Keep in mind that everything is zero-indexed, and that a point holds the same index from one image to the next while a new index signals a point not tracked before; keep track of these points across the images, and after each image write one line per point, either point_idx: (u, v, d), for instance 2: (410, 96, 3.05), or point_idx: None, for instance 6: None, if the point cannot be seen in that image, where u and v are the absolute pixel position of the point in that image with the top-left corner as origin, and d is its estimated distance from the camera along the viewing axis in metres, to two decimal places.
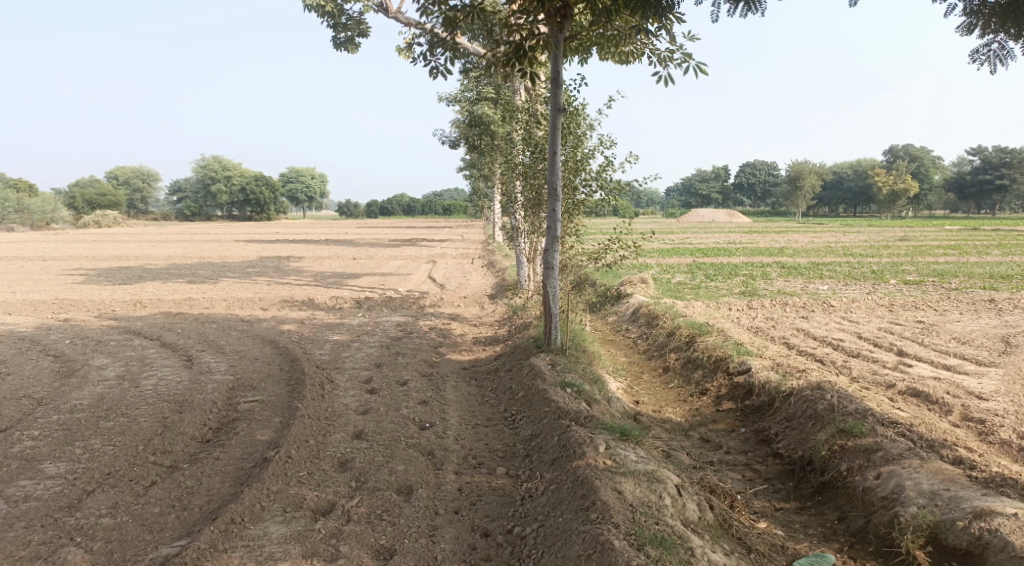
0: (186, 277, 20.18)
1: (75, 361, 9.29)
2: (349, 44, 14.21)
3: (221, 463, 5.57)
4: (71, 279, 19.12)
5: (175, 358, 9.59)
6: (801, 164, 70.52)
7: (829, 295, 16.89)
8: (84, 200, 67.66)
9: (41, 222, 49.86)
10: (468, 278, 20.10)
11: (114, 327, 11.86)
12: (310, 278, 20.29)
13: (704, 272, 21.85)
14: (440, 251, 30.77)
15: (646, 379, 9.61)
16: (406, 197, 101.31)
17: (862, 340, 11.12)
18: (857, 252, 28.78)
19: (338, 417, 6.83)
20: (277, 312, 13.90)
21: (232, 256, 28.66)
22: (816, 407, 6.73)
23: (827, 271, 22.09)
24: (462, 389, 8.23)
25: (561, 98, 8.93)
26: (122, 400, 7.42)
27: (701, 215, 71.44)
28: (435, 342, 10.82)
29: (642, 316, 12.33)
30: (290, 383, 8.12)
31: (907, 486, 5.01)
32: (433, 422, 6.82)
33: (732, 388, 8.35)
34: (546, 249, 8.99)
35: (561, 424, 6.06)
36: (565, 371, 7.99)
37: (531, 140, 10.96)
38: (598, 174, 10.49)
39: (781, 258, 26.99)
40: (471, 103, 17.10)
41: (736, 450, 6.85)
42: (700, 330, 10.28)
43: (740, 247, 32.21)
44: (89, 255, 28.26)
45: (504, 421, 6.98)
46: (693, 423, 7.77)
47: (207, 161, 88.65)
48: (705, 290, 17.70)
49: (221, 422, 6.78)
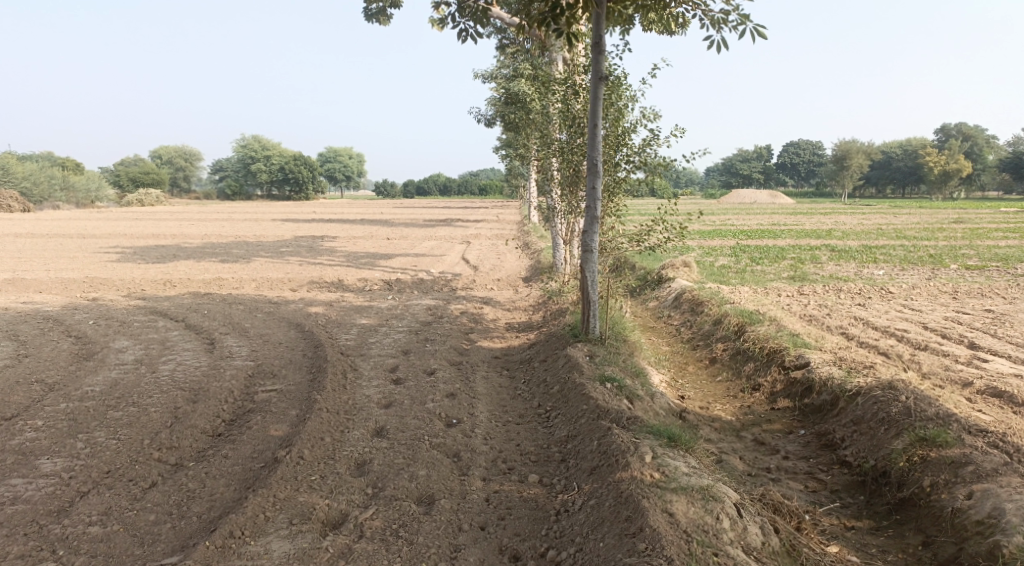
0: (219, 257, 20.01)
1: (96, 343, 9.01)
2: (381, 15, 13.60)
3: (229, 462, 5.14)
4: (108, 257, 19.17)
5: (197, 342, 9.23)
6: (848, 143, 67.85)
7: (886, 280, 15.80)
8: (128, 178, 69.07)
9: (87, 200, 50.80)
10: (502, 260, 19.50)
11: (141, 308, 11.61)
12: (342, 259, 19.98)
13: (749, 255, 20.85)
14: (474, 232, 30.21)
15: (691, 372, 8.92)
16: (441, 177, 101.06)
17: (928, 331, 10.17)
18: (911, 235, 27.23)
19: (358, 411, 6.34)
20: (306, 294, 13.51)
21: (268, 236, 28.55)
22: (889, 409, 5.91)
23: (882, 255, 20.86)
24: (493, 380, 7.66)
25: (603, 65, 8.21)
26: (135, 387, 7.05)
27: (743, 195, 69.25)
28: (466, 328, 10.25)
29: (686, 302, 11.55)
30: (311, 371, 7.68)
31: (1008, 510, 4.22)
32: (461, 418, 6.27)
33: (788, 384, 7.59)
34: (584, 230, 8.32)
35: (602, 426, 5.44)
36: (604, 364, 7.32)
37: (567, 114, 10.21)
38: (641, 150, 9.73)
39: (829, 240, 25.69)
40: (507, 79, 16.43)
41: (797, 457, 6.14)
42: (751, 318, 9.49)
43: (785, 229, 30.87)
44: (128, 233, 28.47)
45: (539, 418, 6.39)
46: (746, 423, 7.07)
47: (246, 140, 89.47)
48: (751, 274, 16.73)
49: (235, 414, 6.37)
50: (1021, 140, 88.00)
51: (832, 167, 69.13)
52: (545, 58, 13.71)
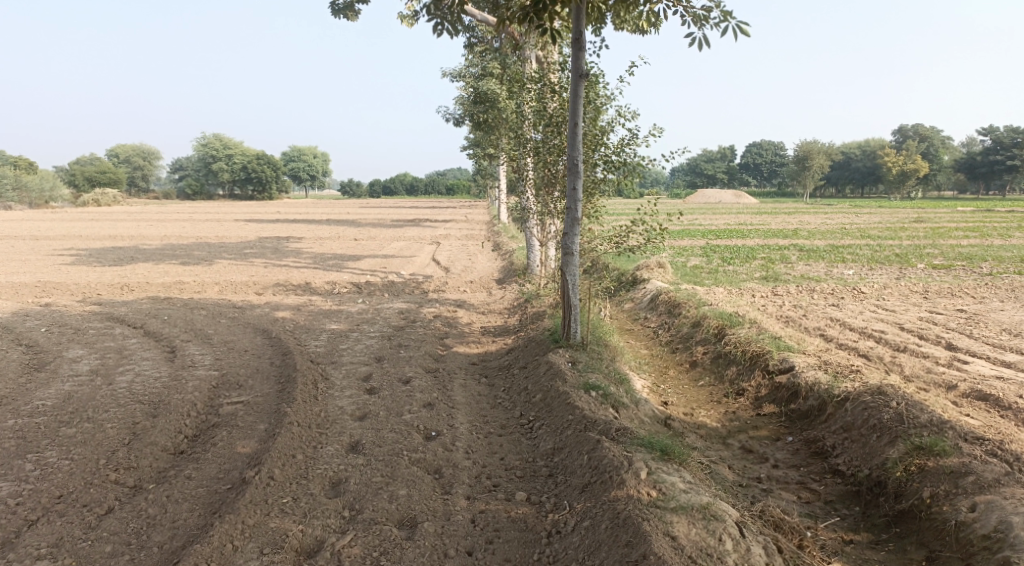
0: (179, 258, 19.25)
1: (48, 353, 8.44)
2: (348, 11, 13.18)
3: (193, 484, 4.75)
4: (61, 260, 18.25)
5: (157, 350, 8.73)
6: (810, 144, 69.18)
7: (856, 280, 15.93)
8: (84, 177, 66.69)
9: (40, 200, 48.83)
10: (473, 261, 19.16)
11: (96, 314, 11.00)
12: (309, 260, 19.41)
13: (720, 255, 20.90)
14: (444, 232, 29.80)
15: (672, 376, 8.77)
16: (409, 176, 100.24)
17: (904, 332, 10.22)
18: (875, 234, 27.68)
19: (331, 424, 5.98)
20: (272, 297, 13.00)
21: (231, 237, 27.71)
22: (880, 416, 5.97)
23: (849, 254, 21.12)
24: (471, 388, 7.37)
25: (583, 62, 7.97)
26: (90, 400, 6.55)
27: (709, 195, 70.06)
28: (441, 333, 9.94)
29: (663, 304, 11.40)
30: (280, 382, 7.28)
31: (1015, 525, 4.23)
32: (440, 430, 5.97)
33: (773, 389, 7.51)
34: (564, 232, 8.11)
35: (590, 438, 5.21)
36: (587, 371, 7.11)
37: (544, 113, 9.93)
38: (619, 150, 9.55)
39: (797, 240, 25.96)
40: (477, 78, 16.14)
41: (787, 465, 6.14)
42: (730, 321, 9.39)
43: (753, 229, 31.15)
44: (82, 234, 27.30)
45: (522, 429, 6.13)
46: (732, 430, 6.96)
47: (207, 138, 87.29)
48: (724, 275, 16.71)
49: (199, 429, 5.95)
50: (973, 141, 90.98)
51: (795, 168, 70.36)
52: (516, 56, 13.43)
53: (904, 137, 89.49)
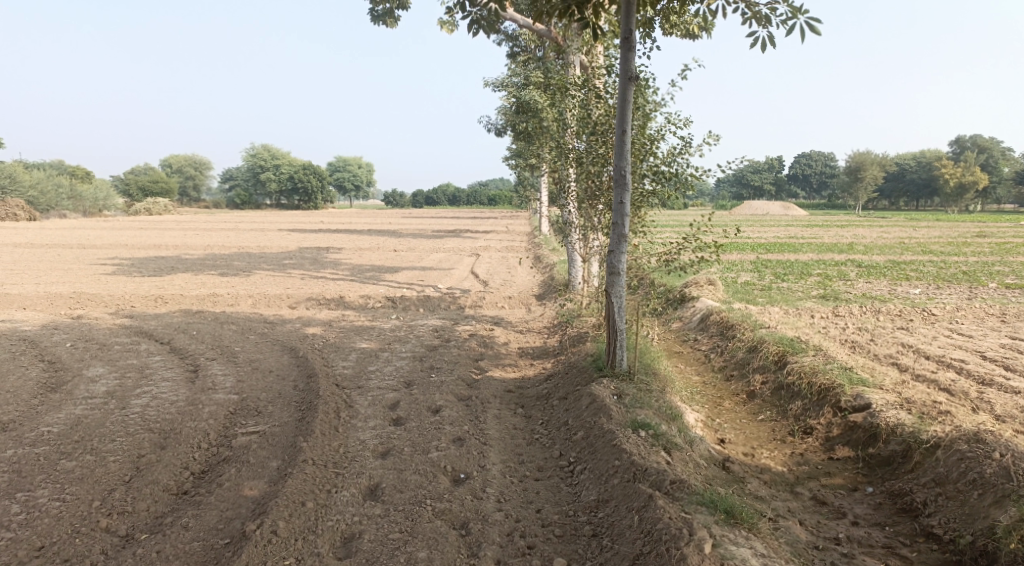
0: (217, 270, 19.14)
1: (68, 371, 8.11)
2: (388, 18, 12.78)
3: (188, 536, 4.22)
4: (103, 270, 18.33)
5: (179, 370, 8.32)
6: (862, 155, 66.84)
7: (924, 300, 14.72)
8: (138, 186, 68.70)
9: (95, 209, 50.48)
10: (512, 275, 18.53)
11: (126, 328, 10.72)
12: (346, 272, 19.09)
13: (772, 270, 19.82)
14: (483, 243, 29.35)
15: (727, 408, 7.95)
16: (451, 187, 100.78)
17: (988, 361, 9.16)
18: (936, 249, 26.07)
19: (350, 462, 5.40)
20: (304, 312, 12.60)
21: (272, 247, 27.72)
22: (981, 470, 5.12)
23: (912, 271, 19.80)
24: (506, 420, 6.71)
25: (633, 63, 7.29)
26: (99, 427, 6.12)
27: (755, 206, 68.20)
28: (476, 354, 9.31)
29: (714, 325, 10.54)
30: (300, 409, 6.75)
31: None
32: (470, 472, 5.33)
33: (847, 429, 6.66)
34: (610, 248, 7.40)
35: (641, 492, 4.52)
36: (636, 405, 6.38)
37: (587, 121, 9.22)
38: (670, 160, 8.79)
39: (854, 255, 24.57)
40: (519, 87, 15.61)
41: (868, 523, 5.36)
42: (792, 347, 8.51)
43: (806, 243, 29.71)
44: (129, 242, 27.66)
45: (561, 473, 5.44)
46: (801, 477, 6.17)
47: (256, 149, 89.47)
48: (778, 292, 15.69)
49: (207, 464, 5.43)
50: None
51: (846, 178, 67.92)
52: (559, 62, 12.82)
53: (962, 147, 85.66)
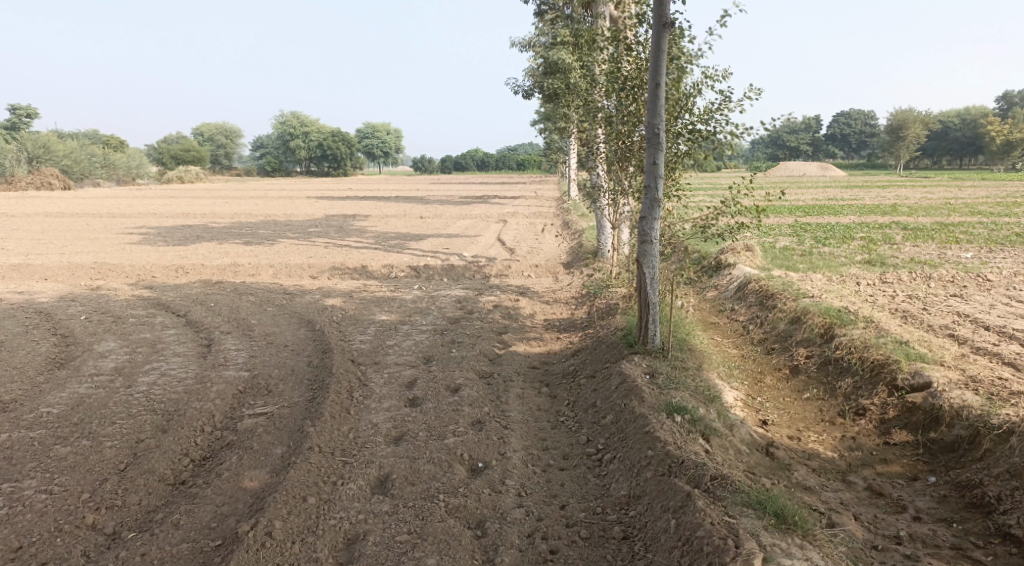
0: (242, 238, 18.93)
1: (78, 346, 7.85)
2: None
3: (177, 536, 3.93)
4: (129, 239, 18.23)
5: (192, 344, 8.03)
6: (905, 113, 63.98)
7: (978, 265, 13.75)
8: (170, 156, 69.28)
9: (127, 178, 51.03)
10: (539, 242, 17.93)
11: (143, 300, 10.48)
12: (371, 240, 18.71)
13: (813, 234, 18.86)
14: (510, 209, 28.69)
15: (769, 386, 7.36)
16: (479, 153, 99.58)
17: None
18: (985, 210, 24.66)
19: (360, 450, 5.00)
20: (325, 283, 12.24)
21: (299, 214, 27.47)
22: None
23: (963, 234, 18.67)
24: (530, 401, 6.24)
25: (667, 8, 6.59)
26: (100, 408, 5.82)
27: (792, 167, 65.83)
28: (499, 327, 8.83)
29: (752, 294, 9.88)
30: (312, 389, 6.36)
31: None
32: (488, 461, 4.89)
33: (905, 412, 6.05)
34: (643, 214, 6.77)
35: (677, 491, 4.06)
36: (670, 386, 5.85)
37: (616, 76, 8.43)
38: (708, 117, 8.06)
39: (898, 217, 23.33)
40: (546, 46, 14.81)
41: (933, 519, 4.80)
42: (840, 318, 7.80)
43: (847, 204, 28.40)
44: (158, 212, 27.68)
45: (589, 462, 4.98)
46: (853, 464, 5.61)
47: (285, 117, 89.41)
48: (819, 258, 14.85)
49: (209, 450, 5.09)
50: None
51: (887, 137, 65.11)
52: (588, 15, 11.98)
53: (1012, 102, 81.34)
